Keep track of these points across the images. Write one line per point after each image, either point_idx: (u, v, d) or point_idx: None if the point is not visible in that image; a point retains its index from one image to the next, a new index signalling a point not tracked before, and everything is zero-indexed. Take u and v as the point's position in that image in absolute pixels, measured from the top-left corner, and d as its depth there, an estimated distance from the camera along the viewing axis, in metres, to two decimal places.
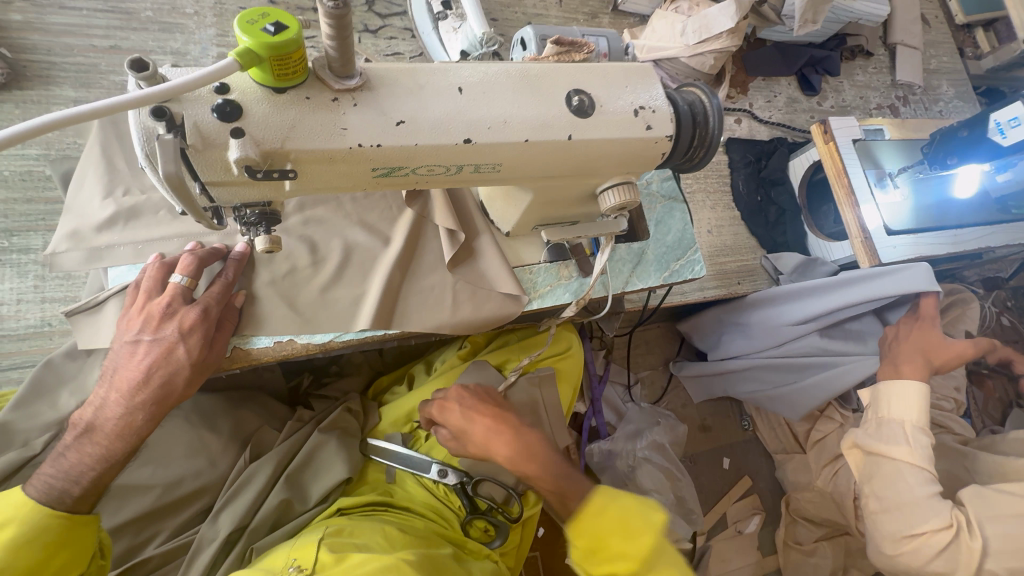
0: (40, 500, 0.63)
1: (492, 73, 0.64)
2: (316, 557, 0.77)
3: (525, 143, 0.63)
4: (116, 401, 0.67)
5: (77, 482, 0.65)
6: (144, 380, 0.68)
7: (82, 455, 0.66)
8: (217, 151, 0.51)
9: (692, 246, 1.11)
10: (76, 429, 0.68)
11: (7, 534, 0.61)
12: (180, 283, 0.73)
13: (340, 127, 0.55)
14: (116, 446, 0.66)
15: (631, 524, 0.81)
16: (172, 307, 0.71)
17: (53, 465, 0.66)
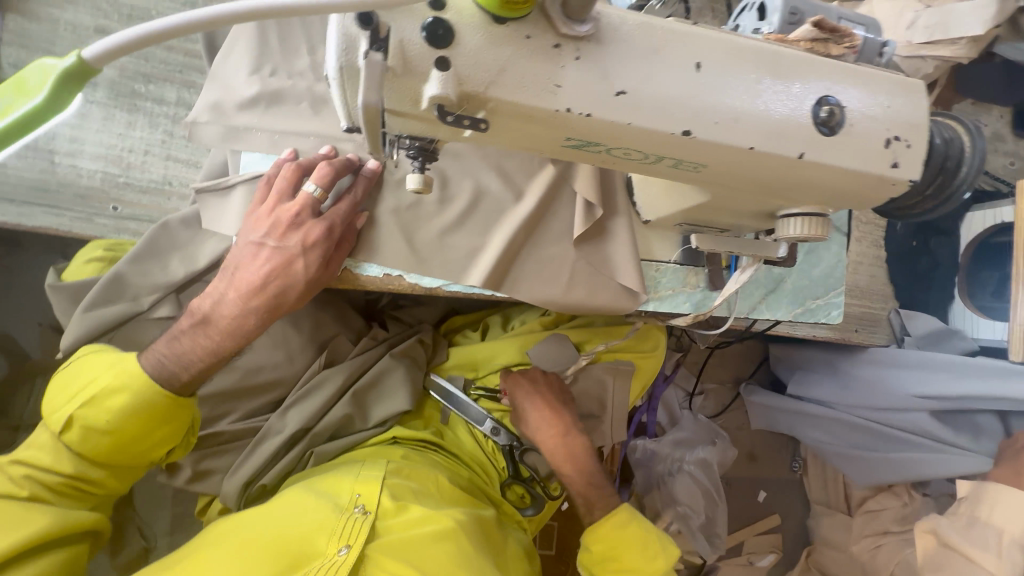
0: (150, 375, 0.67)
1: (738, 50, 0.50)
2: (380, 501, 0.81)
3: (747, 152, 0.51)
4: (234, 301, 0.69)
5: (187, 368, 0.68)
6: (261, 287, 0.69)
7: (197, 344, 0.68)
8: (414, 81, 0.43)
9: (838, 287, 0.96)
10: (192, 316, 0.70)
11: (120, 400, 0.66)
12: (312, 194, 0.69)
13: (554, 83, 0.45)
14: (229, 343, 0.69)
15: (646, 548, 0.97)
16: (299, 218, 0.69)
17: (167, 345, 0.68)
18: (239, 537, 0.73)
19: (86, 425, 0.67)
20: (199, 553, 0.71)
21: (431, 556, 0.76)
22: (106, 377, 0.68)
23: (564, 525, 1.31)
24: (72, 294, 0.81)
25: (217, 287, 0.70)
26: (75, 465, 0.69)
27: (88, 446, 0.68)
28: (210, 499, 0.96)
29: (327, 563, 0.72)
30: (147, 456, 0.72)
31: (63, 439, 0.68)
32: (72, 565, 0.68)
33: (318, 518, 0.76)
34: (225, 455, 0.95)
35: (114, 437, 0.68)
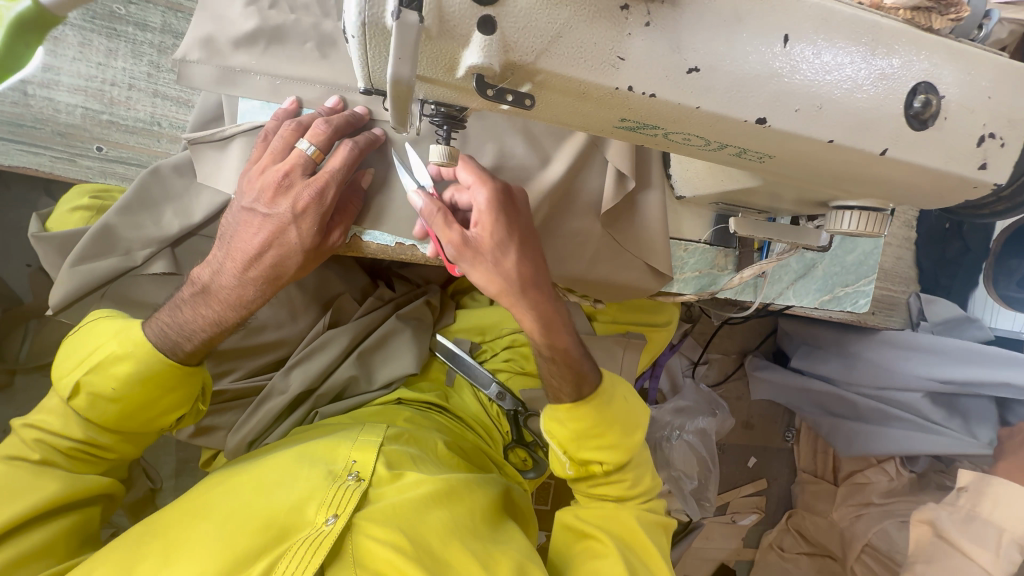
0: (156, 345, 0.66)
1: (833, 20, 0.42)
2: (376, 469, 0.78)
3: (825, 145, 0.45)
4: (231, 271, 0.66)
5: (190, 339, 0.66)
6: (256, 257, 0.65)
7: (197, 313, 0.67)
8: (451, 45, 0.35)
9: (870, 276, 0.91)
10: (193, 285, 0.68)
11: (125, 368, 0.65)
12: (306, 153, 0.63)
13: (617, 55, 0.37)
14: (230, 314, 0.67)
15: (625, 419, 0.74)
16: (289, 179, 0.63)
17: (169, 313, 0.67)
18: (229, 504, 0.71)
19: (94, 392, 0.66)
20: (189, 520, 0.69)
21: (424, 524, 0.73)
22: (112, 344, 0.66)
23: (560, 483, 1.34)
24: (59, 245, 0.75)
25: (216, 257, 0.67)
26: (85, 430, 0.68)
27: (96, 412, 0.67)
28: (214, 454, 0.96)
29: (314, 532, 0.69)
30: (155, 424, 0.70)
31: (71, 405, 0.67)
32: (81, 530, 0.70)
33: (310, 486, 0.74)
34: (225, 413, 0.93)
35: (120, 405, 0.66)
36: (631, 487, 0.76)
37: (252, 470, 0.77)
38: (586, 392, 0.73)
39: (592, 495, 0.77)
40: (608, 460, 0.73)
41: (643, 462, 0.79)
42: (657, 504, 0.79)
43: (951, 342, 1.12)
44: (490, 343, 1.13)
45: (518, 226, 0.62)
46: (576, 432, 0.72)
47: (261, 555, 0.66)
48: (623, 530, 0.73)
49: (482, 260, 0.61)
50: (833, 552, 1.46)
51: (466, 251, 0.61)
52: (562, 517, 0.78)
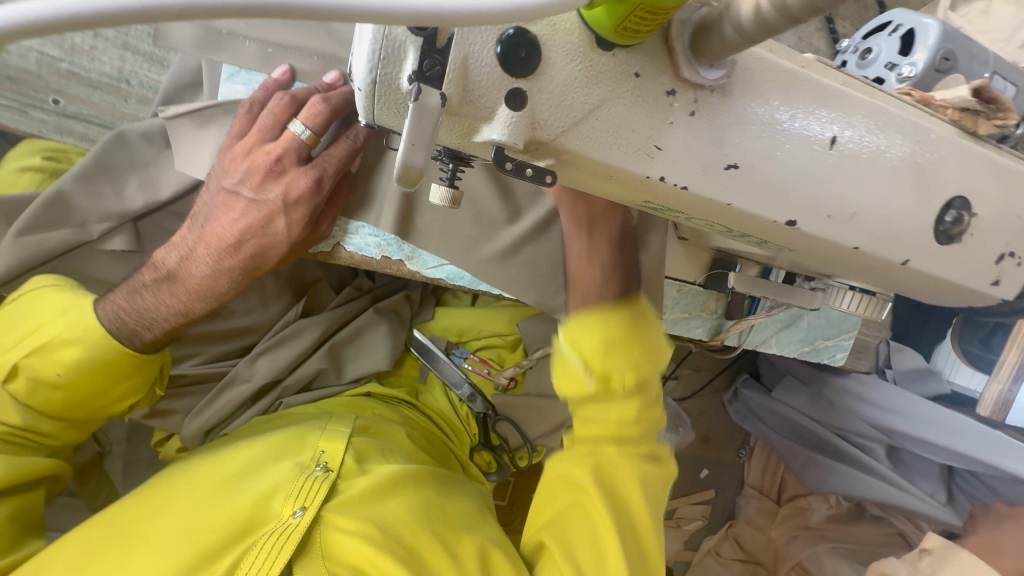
0: (110, 331, 0.60)
1: (885, 123, 0.40)
2: (344, 460, 0.74)
3: (848, 250, 0.42)
4: (205, 259, 0.60)
5: (150, 328, 0.61)
6: (236, 246, 0.59)
7: (161, 301, 0.61)
8: (474, 117, 0.30)
9: (851, 330, 0.92)
10: (156, 270, 0.62)
11: (73, 354, 0.59)
12: (299, 136, 0.55)
13: (654, 144, 0.34)
14: (199, 305, 0.62)
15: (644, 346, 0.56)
16: (281, 164, 0.56)
17: (127, 297, 0.61)
18: (192, 497, 0.67)
19: (35, 377, 0.60)
20: (148, 516, 0.65)
21: (391, 510, 0.68)
22: (56, 325, 0.60)
23: (520, 481, 1.35)
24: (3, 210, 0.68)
25: (188, 240, 0.60)
26: (24, 417, 0.62)
27: (37, 399, 0.61)
28: (166, 436, 0.93)
29: (279, 526, 0.64)
30: (107, 412, 0.65)
31: (8, 388, 0.61)
32: (24, 516, 0.65)
33: (275, 480, 0.69)
34: (183, 398, 0.90)
35: (65, 393, 0.61)
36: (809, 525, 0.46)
37: (213, 465, 0.72)
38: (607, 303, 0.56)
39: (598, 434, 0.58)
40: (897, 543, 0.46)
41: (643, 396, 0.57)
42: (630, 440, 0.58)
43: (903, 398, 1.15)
44: (467, 344, 1.07)
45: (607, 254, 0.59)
46: (607, 344, 0.54)
47: (225, 551, 0.62)
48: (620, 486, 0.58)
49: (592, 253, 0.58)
50: (762, 560, 1.50)
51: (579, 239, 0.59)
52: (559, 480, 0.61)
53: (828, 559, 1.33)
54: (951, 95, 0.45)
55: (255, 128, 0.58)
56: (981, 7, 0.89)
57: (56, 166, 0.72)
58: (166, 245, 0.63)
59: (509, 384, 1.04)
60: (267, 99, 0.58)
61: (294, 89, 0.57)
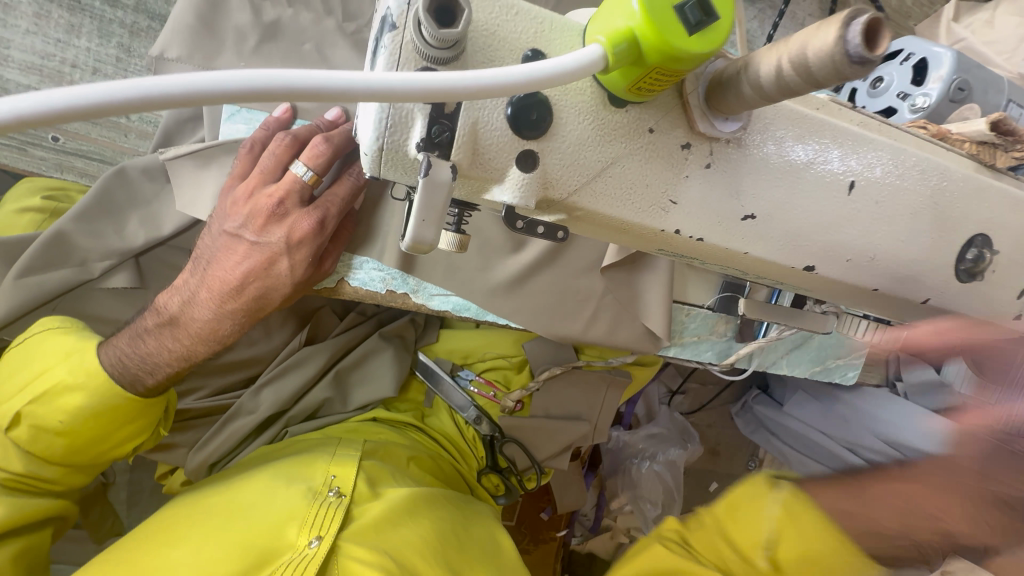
0: (113, 375, 0.59)
1: (903, 164, 0.39)
2: (356, 485, 0.74)
3: (867, 291, 0.41)
4: (207, 302, 0.59)
5: (152, 373, 0.60)
6: (238, 289, 0.58)
7: (163, 346, 0.60)
8: (484, 179, 0.29)
9: (863, 348, 0.91)
10: (158, 315, 0.61)
11: (77, 400, 0.59)
12: (300, 177, 0.54)
13: (668, 199, 0.33)
14: (200, 348, 0.61)
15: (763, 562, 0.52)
16: (283, 207, 0.55)
17: (129, 341, 0.60)
18: (202, 529, 0.65)
19: (38, 425, 0.59)
20: (158, 548, 0.63)
21: (403, 537, 0.69)
22: (60, 370, 0.59)
23: (528, 501, 1.34)
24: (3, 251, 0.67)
25: (189, 284, 0.60)
26: (25, 464, 0.61)
27: (40, 446, 0.60)
28: (170, 469, 0.91)
29: (295, 557, 0.63)
30: (110, 455, 0.65)
31: (10, 436, 0.60)
32: (30, 557, 0.62)
33: (287, 507, 0.68)
34: (188, 430, 0.89)
35: (69, 438, 0.60)
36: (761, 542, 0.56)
37: (224, 493, 0.72)
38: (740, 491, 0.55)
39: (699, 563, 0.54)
40: None
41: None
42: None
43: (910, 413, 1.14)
44: (472, 366, 1.06)
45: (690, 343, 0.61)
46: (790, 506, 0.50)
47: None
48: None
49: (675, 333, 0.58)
50: None
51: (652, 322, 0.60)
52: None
53: None
54: (967, 128, 0.44)
55: (256, 168, 0.58)
56: (985, 19, 0.88)
57: (56, 205, 0.71)
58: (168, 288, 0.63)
59: (516, 407, 1.03)
60: (268, 139, 0.58)
61: (295, 129, 0.57)
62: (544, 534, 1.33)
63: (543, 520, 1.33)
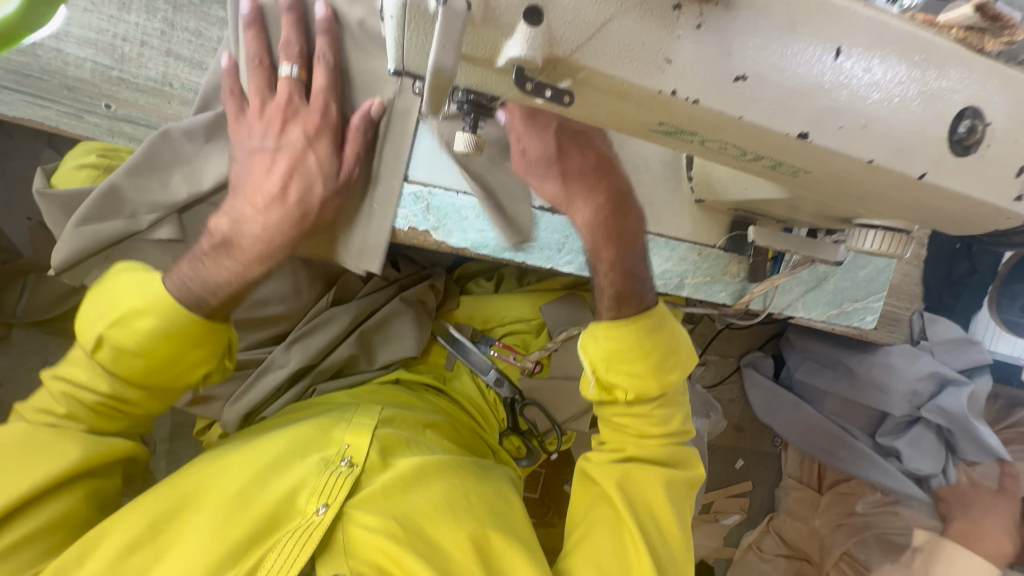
0: (179, 300, 0.59)
1: (887, 35, 0.41)
2: (369, 454, 0.69)
3: (863, 165, 0.43)
4: (256, 218, 0.64)
5: (214, 294, 0.61)
6: (280, 194, 0.65)
7: (221, 266, 0.62)
8: (495, 34, 0.34)
9: (880, 292, 0.91)
10: (212, 238, 0.64)
11: (149, 322, 0.58)
12: (290, 75, 0.65)
13: (664, 58, 0.36)
14: (258, 266, 0.65)
15: (665, 354, 0.67)
16: (292, 105, 0.66)
17: (191, 267, 0.62)
18: (220, 489, 0.62)
19: (119, 347, 0.59)
20: (178, 509, 0.61)
21: (413, 503, 0.65)
22: (134, 296, 0.59)
23: (551, 473, 1.34)
24: (64, 203, 0.75)
25: (235, 207, 0.65)
26: (112, 385, 0.61)
27: (122, 368, 0.60)
28: (210, 423, 0.97)
29: (302, 524, 0.61)
30: (185, 381, 0.64)
31: (95, 359, 0.60)
32: (97, 497, 0.63)
33: (300, 473, 0.65)
34: (224, 384, 0.94)
35: (149, 360, 0.59)
36: (657, 424, 0.69)
37: (239, 453, 0.68)
38: (629, 311, 0.66)
39: (618, 427, 0.70)
40: (634, 391, 0.67)
41: (679, 401, 0.71)
42: (683, 450, 0.71)
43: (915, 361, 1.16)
44: (491, 331, 1.08)
45: (618, 155, 0.68)
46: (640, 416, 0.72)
47: (250, 550, 0.58)
48: (656, 510, 0.66)
49: (548, 171, 0.66)
50: (809, 556, 1.42)
51: (522, 172, 0.69)
52: (587, 472, 0.71)
53: None
54: (953, 16, 0.46)
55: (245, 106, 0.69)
56: None
57: (109, 163, 0.78)
58: (218, 214, 0.67)
59: (535, 368, 1.04)
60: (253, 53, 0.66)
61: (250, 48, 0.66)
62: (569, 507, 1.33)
63: (567, 492, 1.33)
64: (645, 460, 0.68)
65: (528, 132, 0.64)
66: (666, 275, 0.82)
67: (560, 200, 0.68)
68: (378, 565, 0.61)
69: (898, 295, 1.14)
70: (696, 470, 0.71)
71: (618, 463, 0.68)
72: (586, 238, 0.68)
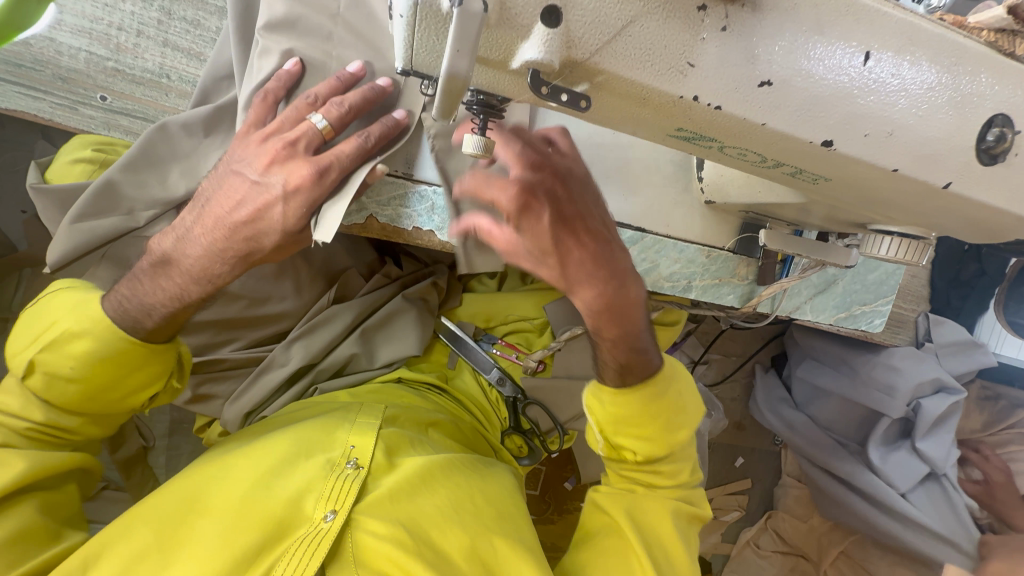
0: (114, 321, 0.62)
1: (918, 38, 0.39)
2: (374, 456, 0.68)
3: (888, 173, 0.41)
4: (199, 239, 0.62)
5: (150, 315, 0.62)
6: (232, 229, 0.61)
7: (157, 287, 0.62)
8: (512, 36, 0.33)
9: (889, 295, 0.90)
10: (151, 257, 0.64)
11: (84, 346, 0.61)
12: (315, 126, 0.59)
13: (688, 61, 0.34)
14: (193, 288, 0.63)
15: (674, 413, 0.67)
16: (292, 149, 0.59)
17: (128, 287, 0.63)
18: (224, 495, 0.61)
19: (51, 372, 0.62)
20: (183, 514, 0.60)
21: (419, 507, 0.64)
22: (66, 319, 0.62)
23: (551, 470, 1.34)
24: (59, 199, 0.73)
25: (185, 221, 0.63)
26: (46, 413, 0.64)
27: (55, 394, 0.63)
28: (209, 421, 0.96)
29: (309, 531, 0.60)
30: (124, 403, 0.67)
31: (28, 385, 0.63)
32: (56, 510, 0.64)
33: (305, 477, 0.64)
34: (224, 382, 0.94)
35: (80, 386, 0.63)
36: (666, 477, 0.69)
37: (244, 454, 0.67)
38: (633, 381, 0.65)
39: (626, 475, 0.70)
40: (642, 450, 0.66)
41: (688, 453, 0.71)
42: (694, 494, 0.71)
43: (921, 365, 1.14)
44: (494, 329, 1.07)
45: (608, 215, 0.56)
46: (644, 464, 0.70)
47: (257, 557, 0.58)
48: (665, 542, 0.66)
49: (540, 256, 0.52)
50: (806, 554, 1.43)
51: (511, 258, 0.51)
52: (597, 503, 0.71)
53: None
54: (984, 17, 0.44)
55: (270, 118, 0.63)
56: None
57: (105, 158, 0.75)
58: (162, 232, 0.66)
59: (538, 368, 1.03)
60: (280, 89, 0.62)
61: (316, 86, 0.61)
62: (569, 504, 1.33)
63: (568, 489, 1.33)
64: (656, 496, 0.68)
65: (520, 138, 0.48)
66: (674, 277, 0.80)
67: (560, 285, 0.56)
68: (386, 572, 0.60)
69: (905, 297, 1.13)
70: (706, 510, 0.72)
71: (627, 497, 0.68)
72: (589, 325, 0.61)
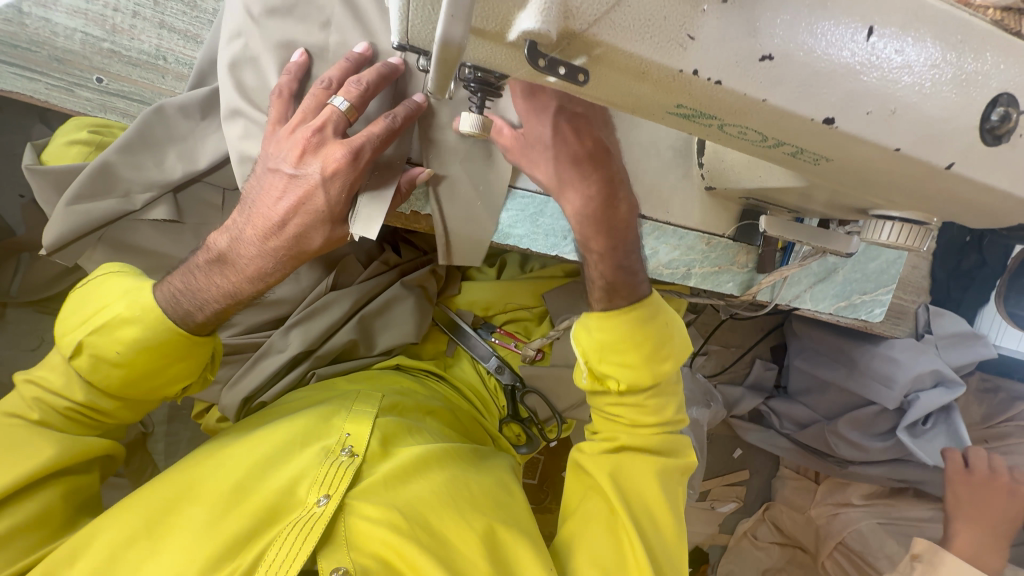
0: (165, 312, 0.62)
1: (923, 14, 0.39)
2: (370, 443, 0.68)
3: (889, 154, 0.41)
4: (252, 239, 0.62)
5: (202, 309, 0.63)
6: (279, 225, 0.61)
7: (212, 282, 0.63)
8: (507, 7, 0.32)
9: (890, 284, 0.89)
10: (208, 252, 0.64)
11: (132, 333, 0.61)
12: (338, 109, 0.59)
13: (685, 36, 0.34)
14: (246, 287, 0.64)
15: (657, 344, 0.65)
16: (320, 135, 0.59)
17: (182, 279, 0.63)
18: (219, 482, 0.61)
19: (98, 354, 0.62)
20: (178, 501, 0.60)
21: (415, 494, 0.64)
22: (117, 305, 0.62)
23: (550, 459, 1.34)
24: (55, 180, 0.72)
25: (237, 222, 0.63)
26: (86, 394, 0.64)
27: (98, 377, 0.63)
28: (207, 407, 0.97)
29: (304, 515, 0.60)
30: (161, 392, 0.67)
31: (72, 365, 0.63)
32: (77, 495, 0.64)
33: (299, 465, 0.64)
34: (222, 368, 0.94)
35: (123, 371, 0.63)
36: (649, 415, 0.68)
37: (241, 441, 0.67)
38: (620, 303, 0.65)
39: (610, 413, 0.69)
40: (626, 380, 0.65)
41: (672, 391, 0.70)
42: (677, 443, 0.70)
43: (918, 356, 1.14)
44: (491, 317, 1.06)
45: (614, 142, 0.63)
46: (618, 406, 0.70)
47: (251, 542, 0.58)
48: (648, 501, 0.65)
49: (541, 151, 0.63)
50: (803, 543, 1.43)
51: (516, 155, 0.65)
52: (580, 463, 0.70)
53: (875, 536, 1.24)
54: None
55: (291, 113, 0.62)
56: None
57: (101, 140, 0.76)
58: (220, 229, 0.66)
59: (536, 356, 1.02)
60: (293, 83, 0.62)
61: (329, 72, 0.61)
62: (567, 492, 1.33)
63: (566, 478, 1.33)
64: (637, 449, 0.67)
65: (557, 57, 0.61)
66: (673, 264, 0.80)
67: (551, 185, 0.64)
68: (382, 557, 0.60)
69: (905, 288, 1.12)
70: (691, 459, 0.71)
71: (610, 454, 0.68)
72: (575, 229, 0.65)
